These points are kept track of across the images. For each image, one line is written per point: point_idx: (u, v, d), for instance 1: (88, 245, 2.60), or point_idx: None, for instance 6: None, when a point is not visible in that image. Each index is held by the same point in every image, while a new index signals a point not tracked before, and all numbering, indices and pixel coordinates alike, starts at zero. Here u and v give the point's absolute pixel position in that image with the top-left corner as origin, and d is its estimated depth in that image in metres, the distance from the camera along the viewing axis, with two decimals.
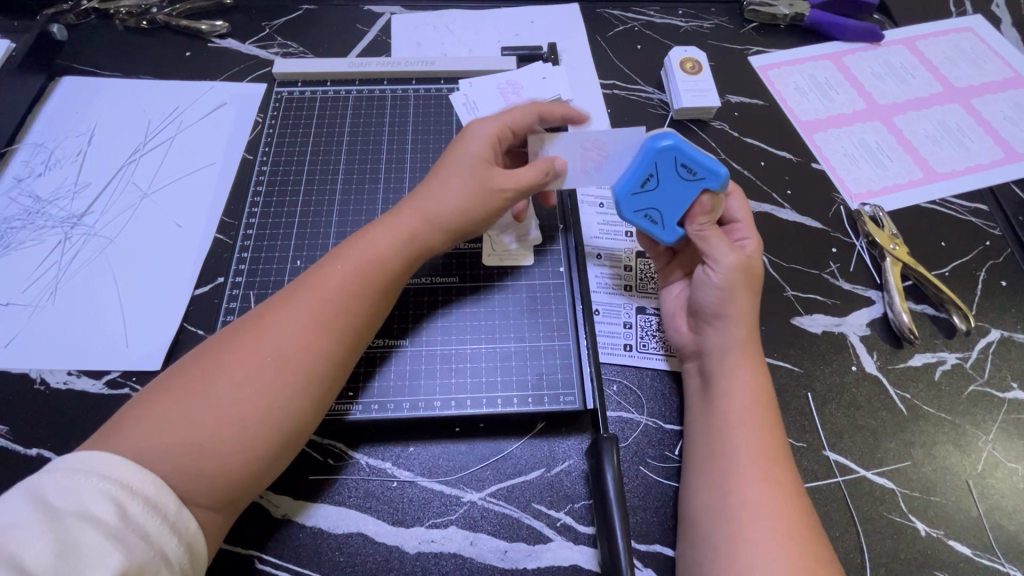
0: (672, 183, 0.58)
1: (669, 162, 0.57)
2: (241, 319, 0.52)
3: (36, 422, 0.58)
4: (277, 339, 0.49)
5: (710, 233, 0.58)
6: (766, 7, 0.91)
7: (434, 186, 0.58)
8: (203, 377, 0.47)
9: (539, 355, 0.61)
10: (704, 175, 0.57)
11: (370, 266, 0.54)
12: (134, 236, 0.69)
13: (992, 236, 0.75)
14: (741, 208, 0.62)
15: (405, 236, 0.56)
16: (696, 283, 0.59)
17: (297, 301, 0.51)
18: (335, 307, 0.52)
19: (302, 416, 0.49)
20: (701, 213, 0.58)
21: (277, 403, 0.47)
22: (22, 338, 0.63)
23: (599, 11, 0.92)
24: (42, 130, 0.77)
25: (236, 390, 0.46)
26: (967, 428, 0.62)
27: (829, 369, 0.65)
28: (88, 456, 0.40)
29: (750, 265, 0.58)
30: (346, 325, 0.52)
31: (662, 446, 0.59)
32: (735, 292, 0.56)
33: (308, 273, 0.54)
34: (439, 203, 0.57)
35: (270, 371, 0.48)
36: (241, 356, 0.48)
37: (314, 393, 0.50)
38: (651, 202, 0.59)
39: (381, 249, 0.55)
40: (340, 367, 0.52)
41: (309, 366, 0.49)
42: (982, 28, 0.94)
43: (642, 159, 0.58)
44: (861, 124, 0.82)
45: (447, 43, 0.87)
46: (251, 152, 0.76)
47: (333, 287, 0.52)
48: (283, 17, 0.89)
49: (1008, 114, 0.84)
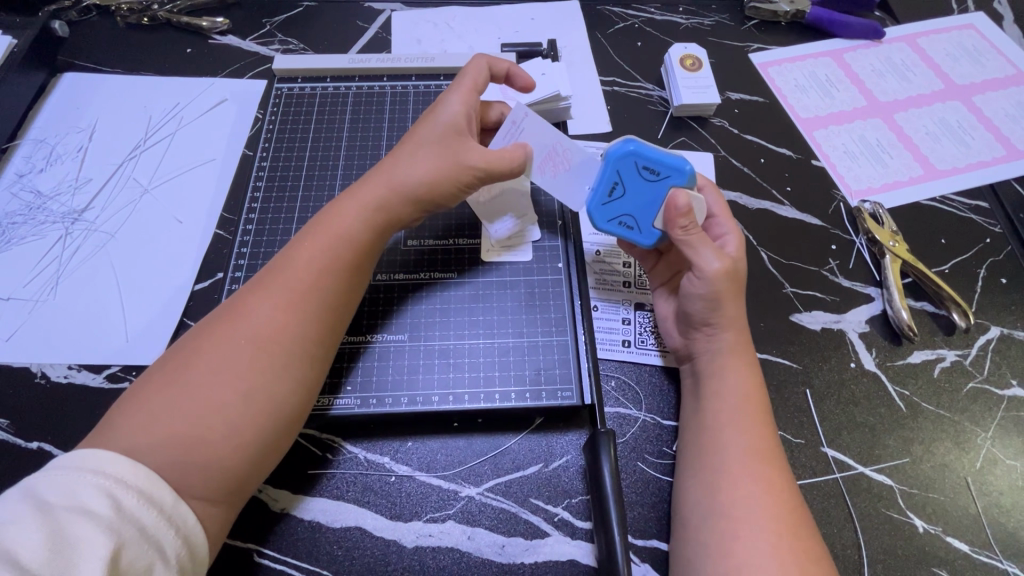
0: (638, 186, 0.58)
1: (631, 167, 0.58)
2: (214, 312, 0.52)
3: (37, 416, 0.59)
4: (250, 323, 0.49)
5: (693, 237, 0.56)
6: (766, 3, 0.90)
7: (405, 157, 0.58)
8: (184, 368, 0.47)
9: (537, 351, 0.61)
10: (669, 173, 0.57)
11: (340, 247, 0.55)
12: (135, 232, 0.70)
13: (992, 233, 0.75)
14: (715, 201, 0.63)
15: (374, 215, 0.57)
16: (684, 292, 0.58)
17: (268, 286, 0.52)
18: (306, 287, 0.52)
19: (287, 396, 0.49)
20: (679, 216, 0.56)
21: (259, 385, 0.47)
22: (23, 333, 0.63)
23: (599, 7, 0.92)
24: (44, 126, 0.78)
25: (216, 376, 0.46)
26: (966, 425, 0.62)
27: (828, 366, 0.65)
28: (83, 453, 0.41)
29: (733, 266, 0.57)
30: (321, 303, 0.52)
31: (660, 441, 0.59)
32: (722, 298, 0.56)
33: (279, 259, 0.54)
34: (410, 174, 0.57)
35: (247, 353, 0.48)
36: (217, 343, 0.48)
37: (296, 371, 0.50)
38: (623, 209, 0.59)
39: (348, 228, 0.55)
40: (320, 344, 0.52)
41: (286, 346, 0.49)
42: (983, 26, 0.94)
43: (604, 170, 0.59)
44: (861, 121, 0.82)
45: (447, 39, 0.87)
46: (251, 148, 0.76)
47: (303, 268, 0.53)
48: (284, 13, 0.89)
49: (1008, 111, 0.84)
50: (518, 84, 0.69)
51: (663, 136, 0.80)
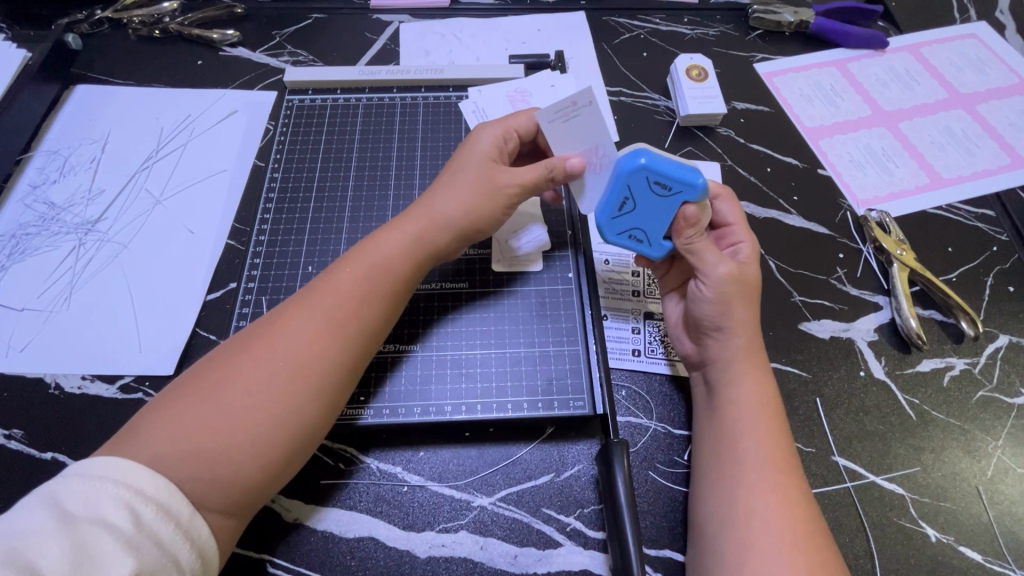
0: (648, 201, 0.57)
1: (642, 182, 0.56)
2: (254, 325, 0.52)
3: (51, 427, 0.59)
4: (289, 344, 0.50)
5: (697, 245, 0.57)
6: (770, 14, 0.91)
7: (444, 190, 0.59)
8: (218, 382, 0.47)
9: (548, 360, 0.61)
10: (681, 188, 0.55)
11: (379, 272, 0.55)
12: (147, 242, 0.70)
13: (999, 241, 0.75)
14: (730, 211, 0.63)
15: (415, 244, 0.57)
16: (691, 297, 0.59)
17: (309, 306, 0.52)
18: (345, 311, 0.52)
19: (312, 420, 0.49)
20: (686, 226, 0.57)
21: (289, 408, 0.48)
22: (37, 343, 0.63)
23: (605, 19, 0.93)
24: (57, 138, 0.79)
25: (249, 394, 0.47)
26: (976, 433, 0.62)
27: (837, 374, 0.65)
28: (103, 462, 0.41)
29: (743, 272, 0.58)
30: (357, 330, 0.52)
31: (671, 451, 0.59)
32: (730, 301, 0.56)
33: (322, 279, 0.55)
34: (449, 207, 0.58)
35: (282, 374, 0.48)
36: (255, 360, 0.48)
37: (325, 397, 0.50)
38: (633, 223, 0.59)
39: (390, 255, 0.56)
40: (350, 371, 0.52)
41: (321, 372, 0.50)
42: (986, 35, 0.95)
43: (615, 185, 0.57)
44: (867, 130, 0.83)
45: (455, 51, 0.88)
46: (263, 159, 0.77)
47: (344, 292, 0.53)
48: (293, 26, 0.90)
49: (1013, 120, 0.84)
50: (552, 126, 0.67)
51: (671, 146, 0.80)
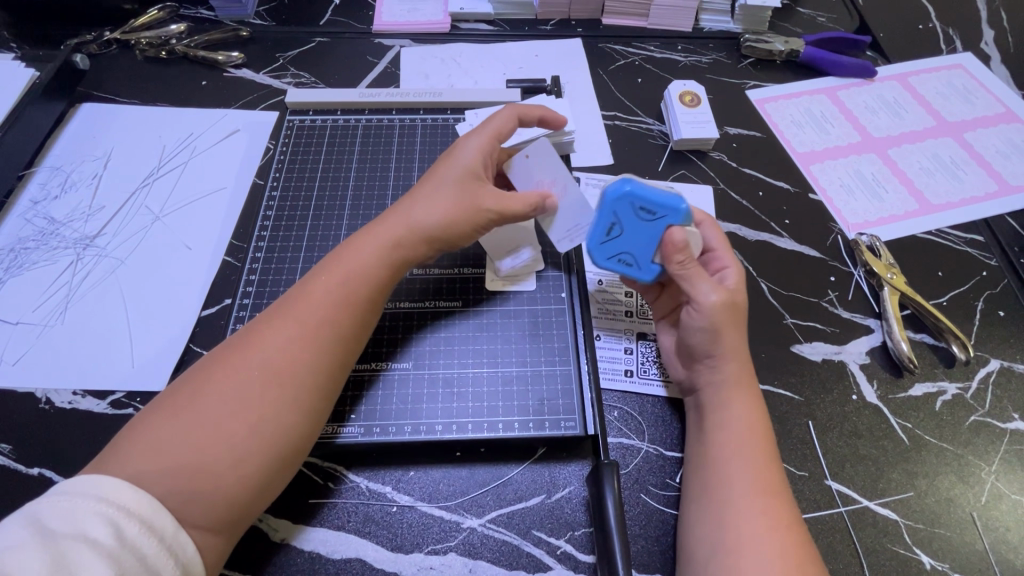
0: (635, 226, 0.58)
1: (628, 209, 0.57)
2: (231, 339, 0.53)
3: (39, 443, 0.59)
4: (265, 354, 0.50)
5: (688, 270, 0.58)
6: (761, 43, 0.94)
7: (424, 199, 0.60)
8: (197, 393, 0.48)
9: (540, 380, 0.61)
10: (666, 213, 0.57)
11: (354, 278, 0.55)
12: (145, 258, 0.71)
13: (988, 266, 0.76)
14: (713, 235, 0.64)
15: (392, 253, 0.58)
16: (684, 325, 0.59)
17: (284, 316, 0.53)
18: (321, 319, 0.53)
19: (294, 426, 0.49)
20: (676, 252, 0.57)
21: (267, 414, 0.48)
22: (30, 358, 0.63)
23: (601, 45, 0.96)
24: (60, 154, 0.80)
25: (227, 403, 0.47)
26: (969, 459, 0.62)
27: (830, 397, 0.65)
28: (86, 480, 0.41)
29: (732, 297, 0.58)
30: (334, 335, 0.53)
31: (663, 473, 0.59)
32: (721, 328, 0.57)
33: (297, 290, 0.55)
34: (428, 216, 0.59)
35: (258, 382, 0.49)
36: (231, 371, 0.49)
37: (305, 402, 0.50)
38: (621, 248, 0.59)
39: (366, 262, 0.56)
40: (331, 374, 0.52)
41: (297, 377, 0.50)
42: (972, 66, 0.97)
43: (601, 212, 0.58)
44: (856, 156, 0.84)
45: (454, 74, 0.90)
46: (262, 177, 0.78)
47: (320, 299, 0.53)
48: (297, 48, 0.92)
49: (999, 147, 0.86)
50: (551, 123, 0.72)
51: (664, 169, 0.82)
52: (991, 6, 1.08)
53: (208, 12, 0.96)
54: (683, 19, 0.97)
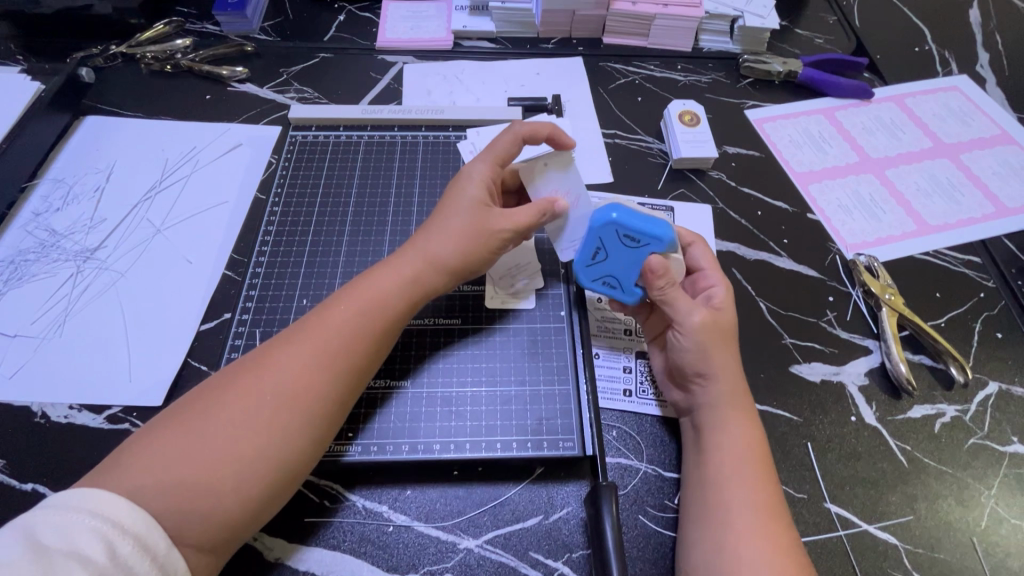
0: (619, 251, 0.60)
1: (611, 234, 0.59)
2: (245, 356, 0.53)
3: (33, 458, 0.58)
4: (278, 377, 0.50)
5: (670, 295, 0.59)
6: (760, 64, 0.95)
7: (438, 231, 0.60)
8: (204, 413, 0.47)
9: (539, 399, 0.61)
10: (647, 238, 0.59)
11: (371, 306, 0.56)
12: (145, 272, 0.71)
13: (985, 288, 0.76)
14: (702, 255, 0.64)
15: (409, 282, 0.58)
16: (670, 346, 0.60)
17: (302, 338, 0.53)
18: (336, 347, 0.53)
19: (300, 454, 0.49)
20: (657, 279, 0.58)
21: (276, 440, 0.48)
22: (27, 371, 0.63)
23: (601, 64, 0.97)
24: (63, 167, 0.80)
25: (236, 426, 0.47)
26: (969, 482, 0.62)
27: (828, 419, 0.65)
28: (81, 494, 0.41)
29: (718, 318, 0.59)
30: (349, 364, 0.53)
31: (661, 494, 0.58)
32: (709, 348, 0.57)
33: (314, 314, 0.55)
34: (444, 248, 0.59)
35: (270, 406, 0.48)
36: (242, 394, 0.49)
37: (315, 430, 0.50)
38: (606, 272, 0.62)
39: (384, 291, 0.57)
40: (341, 404, 0.52)
41: (308, 405, 0.50)
42: (968, 88, 0.99)
43: (586, 238, 0.61)
44: (854, 176, 0.85)
45: (455, 91, 0.91)
46: (264, 192, 0.78)
47: (338, 326, 0.54)
48: (301, 64, 0.93)
49: (996, 170, 0.87)
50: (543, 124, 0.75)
51: (664, 187, 0.82)
52: (986, 29, 1.09)
53: (213, 28, 0.97)
54: (682, 40, 0.98)
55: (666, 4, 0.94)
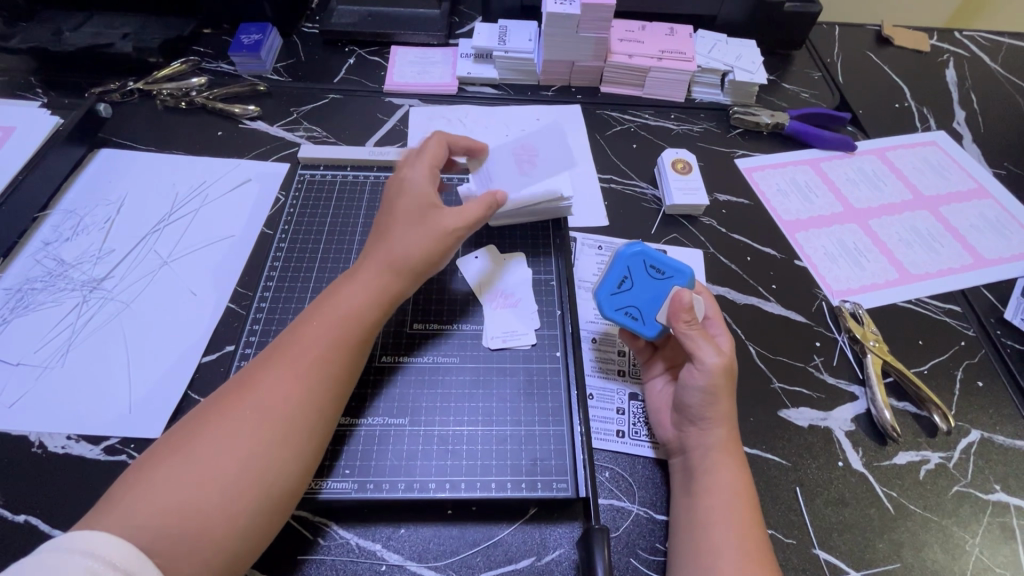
0: (645, 282, 0.65)
1: (641, 265, 0.66)
2: (227, 383, 0.55)
3: (28, 489, 0.58)
4: (258, 397, 0.52)
5: (692, 331, 0.60)
6: (749, 115, 1.00)
7: (395, 236, 0.63)
8: (191, 438, 0.49)
9: (534, 440, 0.62)
10: (672, 273, 0.65)
11: (344, 321, 0.58)
12: (150, 303, 0.72)
13: (966, 336, 0.79)
14: (711, 304, 0.67)
15: (379, 297, 0.61)
16: (682, 383, 0.60)
17: (278, 359, 0.55)
18: (314, 362, 0.55)
19: (284, 469, 0.50)
20: (683, 312, 0.61)
21: (259, 457, 0.49)
22: (27, 400, 0.64)
23: (599, 112, 1.02)
24: (76, 198, 0.83)
25: (220, 447, 0.48)
26: (954, 530, 0.63)
27: (816, 463, 0.66)
28: (78, 536, 0.41)
29: (730, 363, 0.60)
30: (325, 377, 0.55)
31: (653, 537, 0.59)
32: (718, 394, 0.59)
33: (290, 333, 0.57)
34: (400, 250, 0.62)
35: (252, 424, 0.50)
36: (227, 415, 0.50)
37: (297, 443, 0.51)
38: (629, 301, 0.65)
39: (355, 306, 0.59)
40: (322, 417, 0.54)
41: (290, 420, 0.51)
42: (946, 143, 1.04)
43: (615, 265, 0.66)
44: (839, 225, 0.89)
45: (459, 134, 0.95)
46: (270, 227, 0.81)
47: (311, 343, 0.56)
48: (311, 104, 0.98)
49: (972, 222, 0.91)
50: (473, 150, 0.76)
51: (657, 231, 0.85)
52: (962, 88, 1.16)
53: (228, 67, 1.02)
54: (675, 91, 1.03)
55: (661, 58, 1.00)
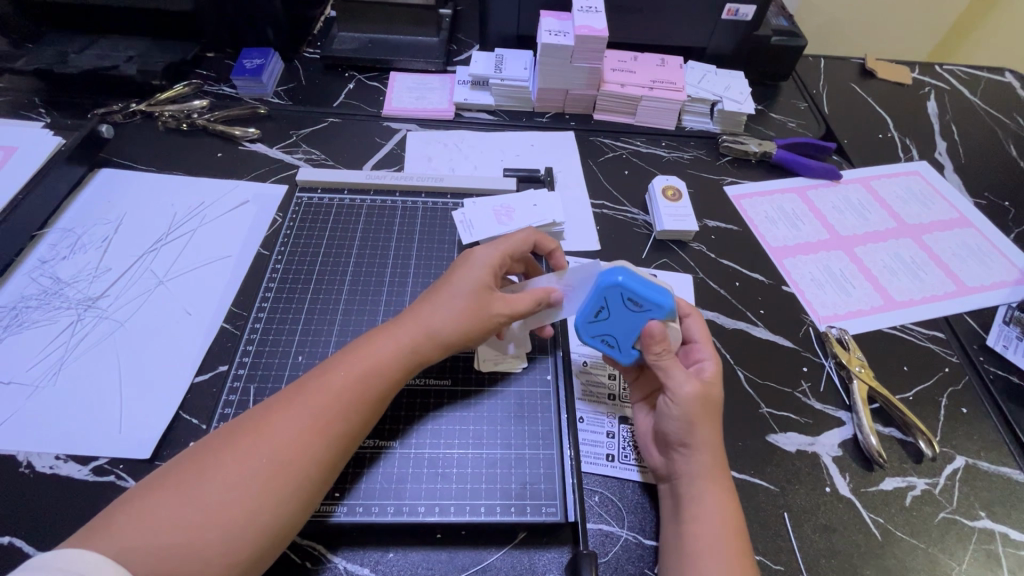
0: (621, 313, 0.63)
1: (618, 296, 0.62)
2: (241, 418, 0.54)
3: (13, 509, 0.58)
4: (273, 445, 0.51)
5: (665, 361, 0.61)
6: (737, 144, 1.03)
7: (440, 305, 0.63)
8: (199, 474, 0.49)
9: (524, 463, 0.63)
10: (651, 306, 0.62)
11: (369, 373, 0.58)
12: (145, 321, 0.73)
13: (950, 362, 0.80)
14: (698, 327, 0.68)
15: (406, 351, 0.60)
16: (660, 411, 0.62)
17: (297, 403, 0.54)
18: (333, 414, 0.54)
19: (289, 519, 0.50)
20: (655, 343, 0.61)
21: (265, 506, 0.49)
22: (16, 419, 0.64)
23: (592, 139, 1.04)
24: (74, 217, 0.83)
25: (230, 492, 0.48)
26: (940, 556, 0.63)
27: (803, 489, 0.66)
28: (67, 556, 0.41)
29: (707, 391, 0.61)
30: (341, 430, 0.54)
31: (641, 562, 0.59)
32: (696, 421, 0.59)
33: (312, 376, 0.57)
34: (441, 319, 0.62)
35: (265, 472, 0.50)
36: (238, 457, 0.50)
37: (305, 494, 0.51)
38: (607, 330, 0.65)
39: (381, 359, 0.59)
40: (332, 468, 0.54)
41: (301, 471, 0.51)
42: (928, 173, 1.07)
43: (591, 295, 0.64)
44: (826, 253, 0.91)
45: (455, 159, 0.97)
46: (267, 248, 0.82)
47: (333, 394, 0.55)
48: (310, 127, 1.00)
49: (955, 251, 0.94)
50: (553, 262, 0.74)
51: (647, 257, 0.87)
52: (943, 120, 1.20)
53: (230, 90, 1.04)
54: (666, 119, 1.06)
55: (652, 88, 1.03)
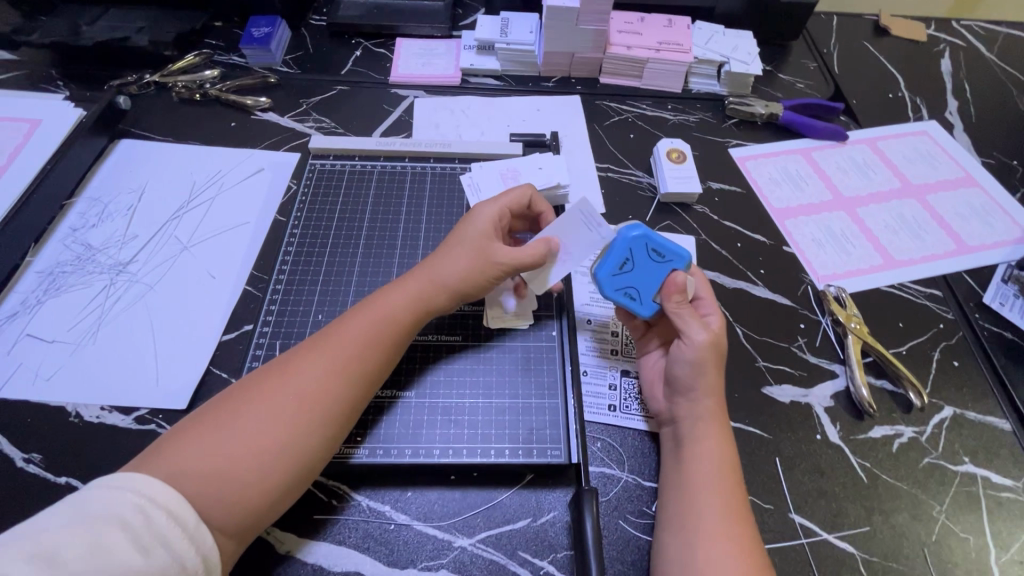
0: (645, 264, 0.67)
1: (643, 248, 0.66)
2: (270, 364, 0.59)
3: (67, 454, 0.64)
4: (300, 383, 0.56)
5: (682, 309, 0.65)
6: (744, 106, 1.03)
7: (446, 257, 0.67)
8: (235, 410, 0.54)
9: (530, 411, 0.67)
10: (673, 257, 0.66)
11: (384, 318, 0.62)
12: (173, 284, 0.77)
13: (945, 319, 0.83)
14: (703, 283, 0.71)
15: (418, 298, 0.65)
16: (672, 356, 0.65)
17: (317, 348, 0.59)
18: (354, 356, 0.59)
19: (317, 450, 0.55)
20: (675, 292, 0.66)
21: (296, 437, 0.54)
22: (63, 374, 0.69)
23: (597, 103, 1.05)
24: (99, 186, 0.87)
25: (263, 422, 0.53)
26: (922, 497, 0.68)
27: (794, 436, 0.71)
28: (119, 476, 0.46)
29: (718, 338, 0.64)
30: (361, 372, 0.59)
31: (640, 501, 0.64)
32: (705, 364, 0.63)
33: (334, 325, 0.62)
34: (447, 271, 0.66)
35: (292, 406, 0.55)
36: (269, 394, 0.55)
37: (329, 431, 0.56)
38: (630, 282, 0.67)
39: (394, 305, 0.63)
40: (352, 407, 0.58)
41: (327, 407, 0.56)
42: (937, 133, 1.07)
43: (617, 248, 0.67)
44: (828, 212, 0.92)
45: (462, 125, 0.98)
46: (283, 215, 0.85)
47: (352, 338, 0.60)
48: (320, 95, 1.01)
49: (958, 211, 0.95)
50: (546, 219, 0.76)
51: (651, 219, 0.89)
52: (956, 77, 1.18)
53: (240, 59, 1.05)
54: (673, 82, 1.06)
55: (659, 50, 1.03)
